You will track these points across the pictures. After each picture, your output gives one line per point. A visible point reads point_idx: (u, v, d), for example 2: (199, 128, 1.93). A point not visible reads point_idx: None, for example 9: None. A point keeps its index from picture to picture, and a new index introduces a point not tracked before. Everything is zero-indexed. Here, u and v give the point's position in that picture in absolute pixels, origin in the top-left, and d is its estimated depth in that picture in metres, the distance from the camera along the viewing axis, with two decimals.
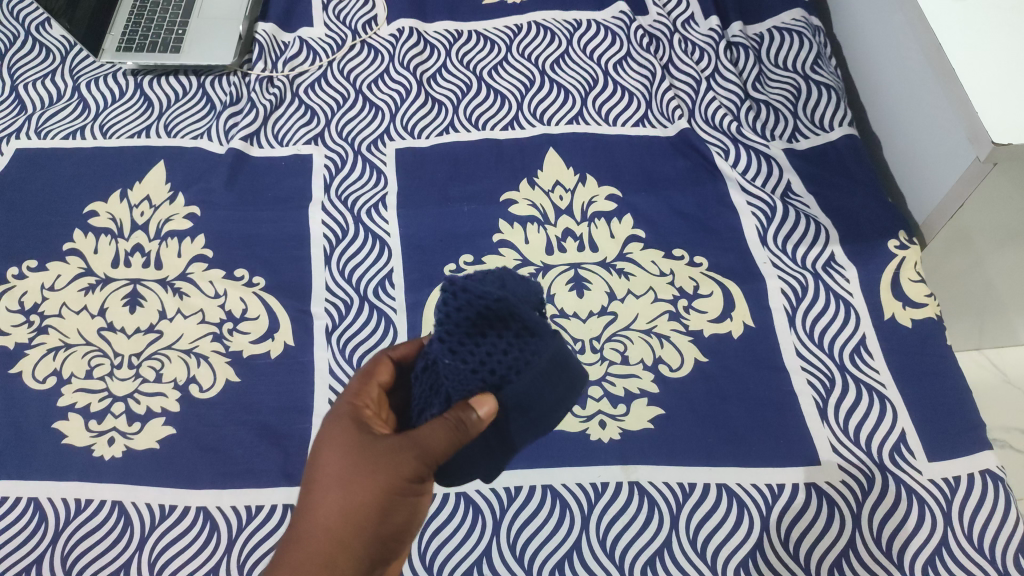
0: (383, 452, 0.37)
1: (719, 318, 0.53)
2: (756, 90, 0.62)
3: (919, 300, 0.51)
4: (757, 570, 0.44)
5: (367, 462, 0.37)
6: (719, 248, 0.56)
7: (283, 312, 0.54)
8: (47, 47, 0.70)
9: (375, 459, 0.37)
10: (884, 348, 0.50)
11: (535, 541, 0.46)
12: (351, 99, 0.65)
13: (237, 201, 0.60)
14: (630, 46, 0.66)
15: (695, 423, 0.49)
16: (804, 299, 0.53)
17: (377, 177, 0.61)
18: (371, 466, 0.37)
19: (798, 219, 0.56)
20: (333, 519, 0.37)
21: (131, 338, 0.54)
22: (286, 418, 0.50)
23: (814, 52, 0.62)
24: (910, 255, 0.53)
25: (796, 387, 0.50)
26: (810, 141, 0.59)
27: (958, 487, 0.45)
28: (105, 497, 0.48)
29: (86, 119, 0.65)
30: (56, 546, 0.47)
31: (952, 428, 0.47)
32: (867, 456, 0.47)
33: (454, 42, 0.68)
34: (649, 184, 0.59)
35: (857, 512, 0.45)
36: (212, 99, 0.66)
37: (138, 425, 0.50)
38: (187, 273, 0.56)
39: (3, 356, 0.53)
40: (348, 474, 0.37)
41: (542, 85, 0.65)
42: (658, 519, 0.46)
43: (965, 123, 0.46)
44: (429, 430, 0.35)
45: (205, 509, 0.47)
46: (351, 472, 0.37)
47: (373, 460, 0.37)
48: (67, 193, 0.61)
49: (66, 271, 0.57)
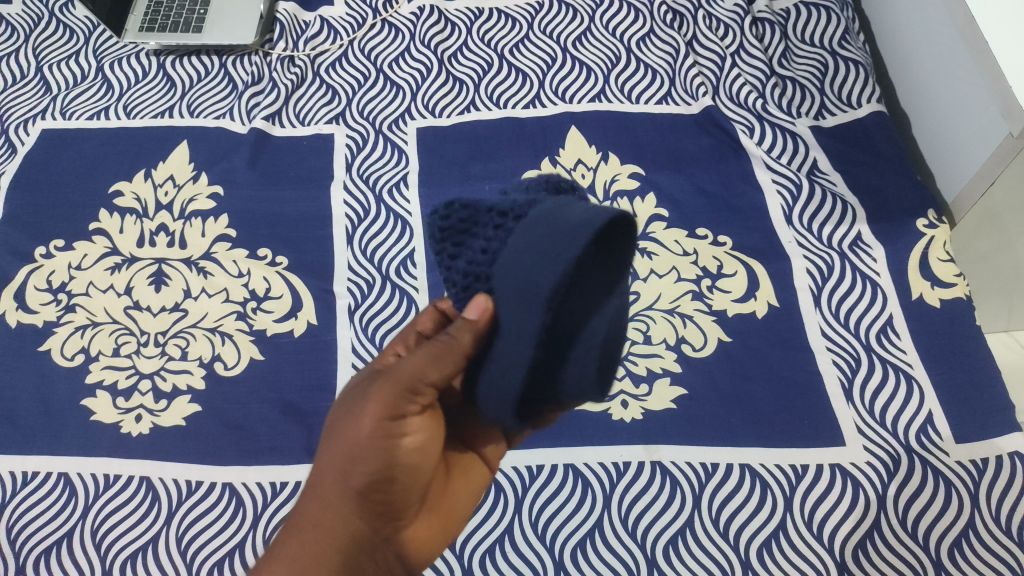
0: (374, 395, 0.37)
1: (743, 297, 0.52)
2: (781, 66, 0.61)
3: (948, 280, 0.50)
4: (780, 551, 0.44)
5: (358, 408, 0.37)
6: (744, 226, 0.55)
7: (306, 291, 0.55)
8: (71, 28, 0.70)
9: (366, 401, 0.37)
10: (911, 328, 0.49)
11: (557, 520, 0.46)
12: (372, 78, 0.65)
13: (259, 181, 0.60)
14: (654, 23, 0.65)
15: (718, 403, 0.49)
16: (830, 278, 0.52)
17: (398, 156, 0.61)
18: (362, 406, 0.37)
19: (824, 197, 0.55)
20: (332, 473, 0.38)
21: (156, 316, 0.54)
22: (309, 396, 0.51)
23: (842, 27, 0.60)
24: (939, 234, 0.52)
25: (821, 367, 0.49)
26: (837, 118, 0.58)
27: (985, 469, 0.44)
28: (133, 472, 0.49)
29: (110, 99, 0.65)
30: (86, 520, 0.47)
31: (981, 410, 0.46)
32: (893, 437, 0.46)
33: (475, 19, 0.67)
34: (672, 162, 0.59)
35: (883, 493, 0.45)
36: (233, 78, 0.66)
37: (165, 402, 0.51)
38: (211, 252, 0.57)
39: (32, 334, 0.54)
40: (344, 425, 0.37)
41: (564, 63, 0.64)
42: (680, 498, 0.46)
43: (999, 99, 0.45)
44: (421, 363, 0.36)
45: (231, 485, 0.48)
46: (346, 421, 0.38)
47: (365, 402, 0.37)
48: (93, 173, 0.61)
49: (92, 250, 0.57)
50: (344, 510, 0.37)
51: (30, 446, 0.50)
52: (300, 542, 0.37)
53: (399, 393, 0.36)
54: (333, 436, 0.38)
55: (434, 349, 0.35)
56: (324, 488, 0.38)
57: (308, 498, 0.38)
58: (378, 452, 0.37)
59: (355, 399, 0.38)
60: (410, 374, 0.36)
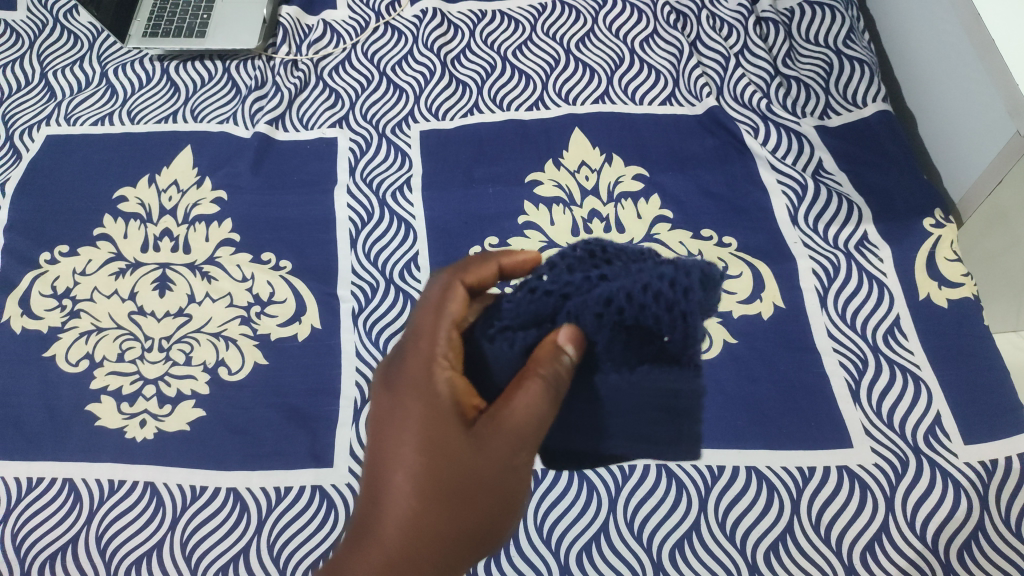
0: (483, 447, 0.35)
1: (749, 298, 0.52)
2: (786, 66, 0.61)
3: (956, 280, 0.50)
4: (786, 554, 0.44)
5: (458, 461, 0.36)
6: (749, 227, 0.55)
7: (310, 295, 0.55)
8: (75, 34, 0.70)
9: (468, 460, 0.36)
10: (918, 329, 0.49)
11: (562, 523, 0.46)
12: (375, 81, 0.65)
13: (263, 185, 0.60)
14: (657, 23, 0.65)
15: (723, 405, 0.48)
16: (837, 279, 0.52)
17: (402, 159, 0.61)
18: (461, 456, 0.36)
19: (830, 197, 0.55)
20: (421, 495, 0.36)
21: (161, 321, 0.54)
22: (313, 400, 0.51)
23: (847, 26, 0.59)
24: (947, 233, 0.52)
25: (828, 369, 0.49)
26: (842, 118, 0.58)
27: (994, 470, 0.44)
28: (138, 478, 0.49)
29: (115, 105, 0.66)
30: (90, 526, 0.47)
31: (991, 411, 0.46)
32: (901, 438, 0.46)
33: (478, 22, 0.66)
34: (675, 163, 0.58)
35: (891, 495, 0.44)
36: (237, 83, 0.66)
37: (169, 407, 0.51)
38: (215, 256, 0.57)
39: (37, 340, 0.54)
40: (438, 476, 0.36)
41: (567, 64, 0.64)
42: (686, 501, 0.46)
43: (1005, 96, 0.45)
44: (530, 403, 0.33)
45: (235, 491, 0.48)
46: (451, 459, 0.36)
47: (465, 460, 0.36)
48: (97, 178, 0.61)
49: (97, 256, 0.57)
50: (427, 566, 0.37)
51: (37, 452, 0.50)
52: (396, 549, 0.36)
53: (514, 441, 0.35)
54: (421, 494, 0.36)
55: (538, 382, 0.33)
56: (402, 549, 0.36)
57: (366, 545, 0.36)
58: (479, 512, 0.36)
59: (448, 448, 0.36)
60: (527, 419, 0.34)
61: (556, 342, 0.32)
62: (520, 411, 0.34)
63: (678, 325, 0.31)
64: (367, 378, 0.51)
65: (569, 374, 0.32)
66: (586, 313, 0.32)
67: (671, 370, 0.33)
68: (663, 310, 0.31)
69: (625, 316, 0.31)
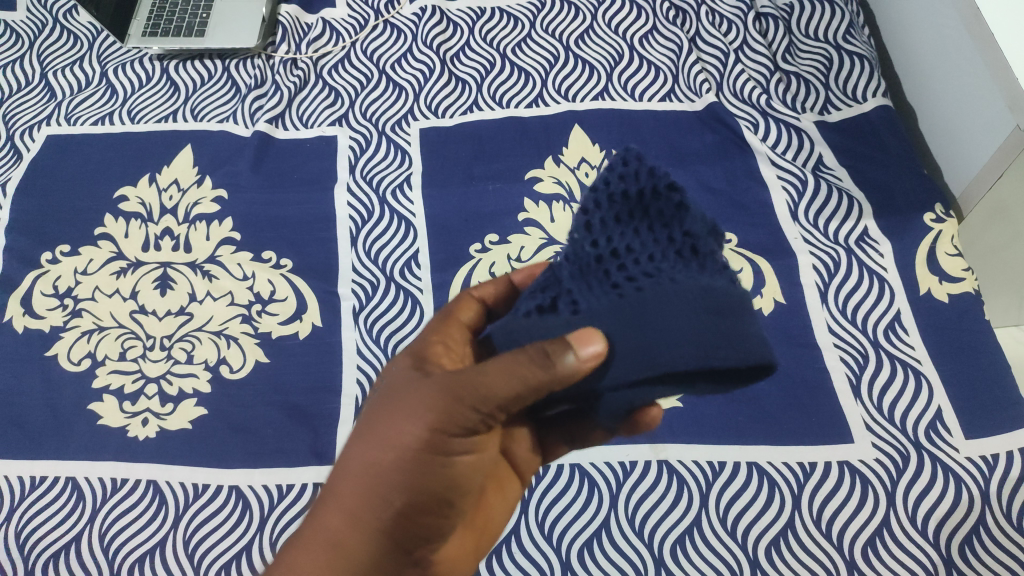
0: (425, 415, 0.34)
1: (750, 294, 0.52)
2: (785, 61, 0.61)
3: (956, 275, 0.50)
4: (788, 549, 0.44)
5: (404, 425, 0.35)
6: (750, 223, 0.55)
7: (312, 293, 0.55)
8: (75, 34, 0.70)
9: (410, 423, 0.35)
10: (919, 324, 0.49)
11: (564, 520, 0.46)
12: (374, 79, 0.65)
13: (263, 184, 0.60)
14: (656, 20, 0.65)
15: (725, 402, 0.48)
16: (837, 274, 0.52)
17: (402, 157, 0.61)
18: (406, 416, 0.35)
19: (830, 192, 0.55)
20: (374, 456, 0.35)
21: (162, 320, 0.54)
22: (315, 398, 0.51)
23: (847, 21, 0.59)
24: (947, 228, 0.51)
25: (829, 364, 0.49)
26: (842, 113, 0.58)
27: (996, 465, 0.44)
28: (141, 476, 0.49)
29: (115, 104, 0.66)
30: (93, 524, 0.48)
31: (993, 406, 0.46)
32: (901, 433, 0.46)
33: (477, 19, 0.66)
34: (675, 159, 0.58)
35: (892, 490, 0.44)
36: (236, 82, 0.66)
37: (171, 406, 0.51)
38: (216, 256, 0.57)
39: (39, 339, 0.54)
40: (383, 437, 0.35)
41: (566, 61, 0.64)
42: (687, 496, 0.46)
43: (1003, 90, 0.44)
44: (497, 375, 0.32)
45: (237, 488, 0.48)
46: (405, 424, 0.35)
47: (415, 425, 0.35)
48: (98, 178, 0.61)
49: (98, 255, 0.57)
50: (368, 550, 0.35)
51: (39, 451, 0.50)
52: (345, 502, 0.36)
53: (458, 406, 0.34)
54: (376, 454, 0.35)
55: (511, 360, 0.32)
56: (356, 518, 0.35)
57: (326, 496, 0.37)
58: (423, 490, 0.35)
59: (403, 410, 0.35)
60: (475, 381, 0.33)
61: (567, 341, 0.30)
62: (488, 381, 0.32)
63: (643, 176, 0.33)
64: (368, 376, 0.51)
65: (569, 373, 0.30)
66: (580, 237, 0.34)
67: (692, 266, 0.32)
68: (627, 178, 0.34)
69: (607, 213, 0.34)
